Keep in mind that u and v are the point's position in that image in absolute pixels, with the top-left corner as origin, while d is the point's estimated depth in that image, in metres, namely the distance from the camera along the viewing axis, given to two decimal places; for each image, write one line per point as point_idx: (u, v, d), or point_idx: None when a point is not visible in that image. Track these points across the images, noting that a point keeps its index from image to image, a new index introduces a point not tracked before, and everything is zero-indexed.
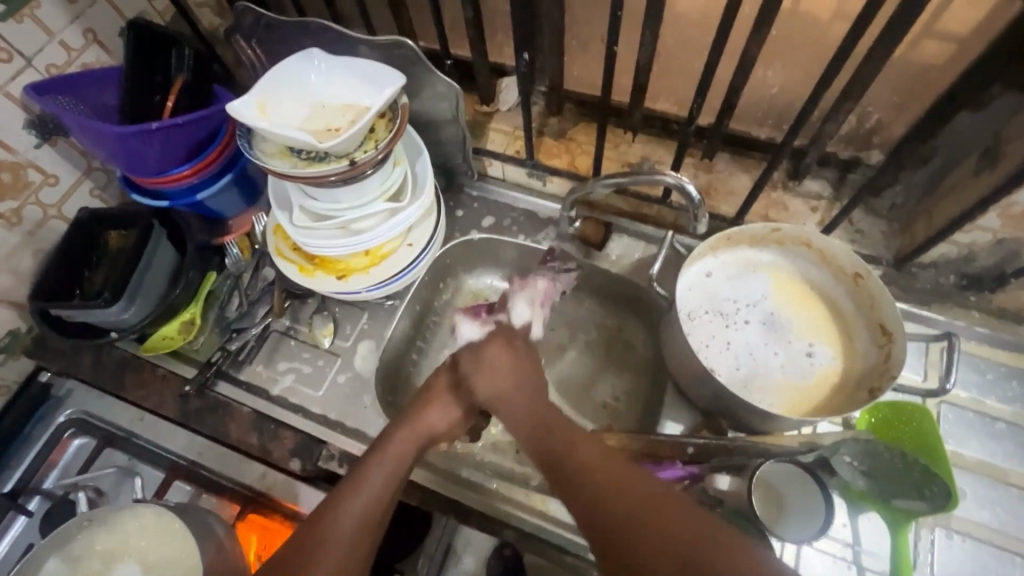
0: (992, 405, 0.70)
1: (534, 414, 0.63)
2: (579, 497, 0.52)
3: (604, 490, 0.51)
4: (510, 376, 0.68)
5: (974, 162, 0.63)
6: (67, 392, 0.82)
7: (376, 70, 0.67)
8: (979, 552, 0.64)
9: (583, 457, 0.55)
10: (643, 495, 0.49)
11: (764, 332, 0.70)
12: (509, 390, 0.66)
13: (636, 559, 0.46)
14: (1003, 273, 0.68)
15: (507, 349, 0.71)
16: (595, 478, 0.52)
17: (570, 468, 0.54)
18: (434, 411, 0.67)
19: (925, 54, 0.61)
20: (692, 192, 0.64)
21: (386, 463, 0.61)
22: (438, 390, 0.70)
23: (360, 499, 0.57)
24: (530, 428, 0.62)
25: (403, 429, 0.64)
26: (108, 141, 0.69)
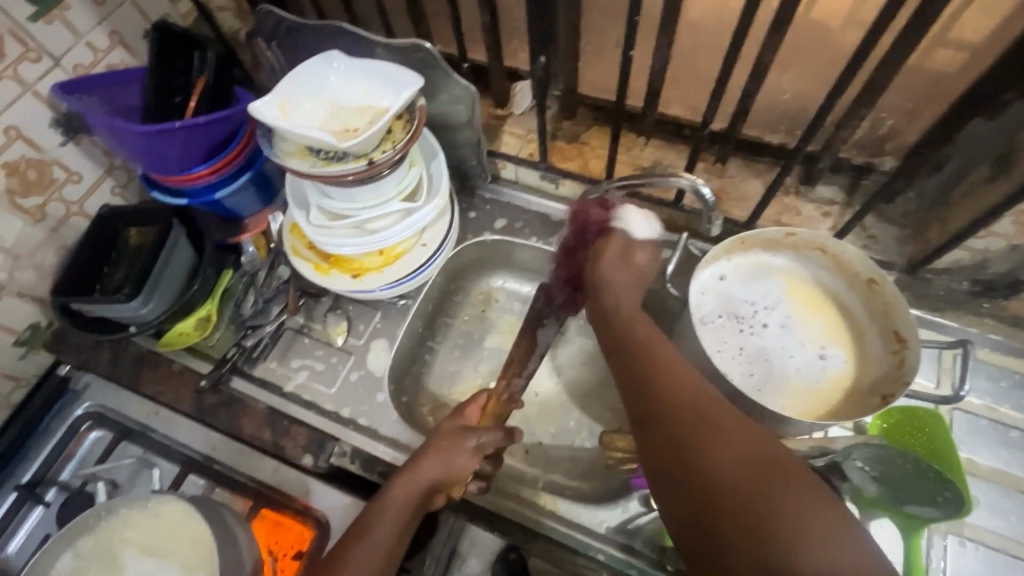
0: (1006, 413, 0.70)
1: (624, 338, 0.63)
2: (670, 431, 0.52)
3: (697, 425, 0.50)
4: (628, 287, 0.67)
5: (987, 169, 0.63)
6: (84, 386, 0.83)
7: (394, 73, 0.69)
8: (991, 561, 0.64)
9: (684, 394, 0.53)
10: (744, 444, 0.48)
11: (777, 335, 0.70)
12: (623, 300, 0.66)
13: (706, 494, 0.47)
14: (1015, 280, 0.67)
15: (645, 251, 0.70)
16: (691, 416, 0.51)
17: (667, 404, 0.53)
18: (433, 457, 0.64)
19: (938, 63, 0.62)
20: (707, 195, 0.65)
21: (384, 517, 0.61)
22: (438, 437, 0.66)
23: (360, 560, 0.58)
24: (631, 349, 0.61)
25: (399, 485, 0.62)
26: (132, 139, 0.71)
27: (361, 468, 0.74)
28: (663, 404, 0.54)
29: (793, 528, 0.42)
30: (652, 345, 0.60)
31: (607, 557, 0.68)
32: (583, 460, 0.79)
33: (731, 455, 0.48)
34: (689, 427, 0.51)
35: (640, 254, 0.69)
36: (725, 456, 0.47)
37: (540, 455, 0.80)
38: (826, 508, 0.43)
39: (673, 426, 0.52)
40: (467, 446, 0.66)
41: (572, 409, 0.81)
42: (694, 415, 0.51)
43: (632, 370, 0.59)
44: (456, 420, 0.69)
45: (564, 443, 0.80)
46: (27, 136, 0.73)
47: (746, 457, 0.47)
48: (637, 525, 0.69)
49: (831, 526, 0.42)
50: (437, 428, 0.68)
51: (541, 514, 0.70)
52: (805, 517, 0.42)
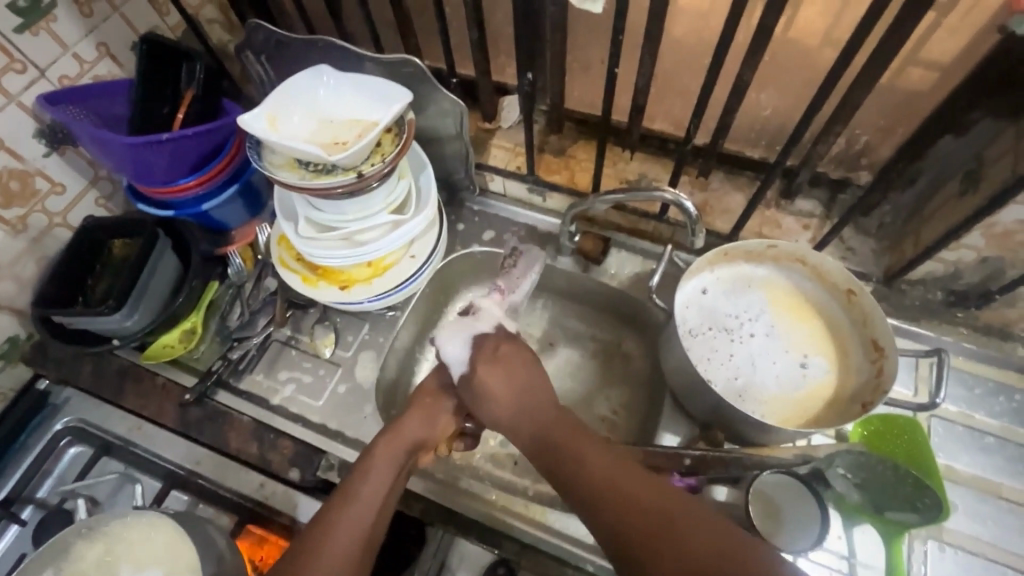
0: (981, 420, 0.71)
1: (540, 441, 0.61)
2: (626, 550, 0.51)
3: (662, 545, 0.49)
4: (523, 402, 0.64)
5: (958, 183, 0.65)
6: (65, 400, 0.81)
7: (384, 87, 0.70)
8: (970, 565, 0.65)
9: (638, 508, 0.52)
10: (697, 531, 0.49)
11: (759, 346, 0.71)
12: (535, 408, 0.64)
13: None
14: (987, 290, 0.69)
15: (509, 367, 0.66)
16: (649, 524, 0.51)
17: (620, 519, 0.52)
18: (415, 417, 0.67)
19: (910, 82, 0.64)
20: (690, 209, 0.66)
21: (373, 473, 0.61)
22: (420, 398, 0.70)
23: (353, 515, 0.58)
24: (560, 474, 0.58)
25: (383, 441, 0.64)
26: (118, 151, 0.71)
27: None
28: (623, 525, 0.52)
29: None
30: (584, 449, 0.58)
31: (596, 568, 0.68)
32: None
33: (698, 548, 0.48)
34: (653, 536, 0.50)
35: (500, 373, 0.66)
36: (703, 569, 0.47)
37: (528, 465, 0.80)
38: None
39: (637, 547, 0.50)
40: (448, 406, 0.70)
41: None
42: (657, 530, 0.50)
43: (573, 488, 0.56)
44: (436, 380, 0.72)
45: None
46: (10, 147, 0.72)
47: (719, 558, 0.47)
48: None
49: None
50: (418, 390, 0.72)
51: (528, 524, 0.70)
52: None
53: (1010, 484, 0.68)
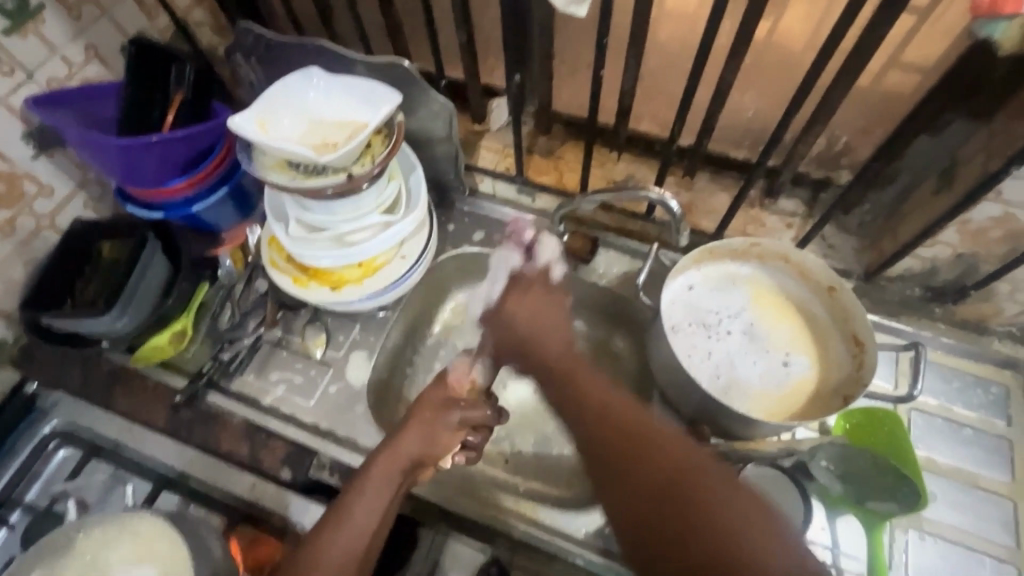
0: (959, 412, 0.73)
1: (543, 368, 0.65)
2: (599, 461, 0.54)
3: (633, 458, 0.52)
4: (539, 331, 0.67)
5: (933, 182, 0.67)
6: (53, 404, 0.80)
7: (372, 88, 0.70)
8: (950, 553, 0.67)
9: (618, 425, 0.55)
10: (667, 454, 0.51)
11: (741, 343, 0.73)
12: (546, 337, 0.66)
13: (633, 499, 0.50)
14: (963, 285, 0.71)
15: (541, 299, 0.69)
16: (623, 441, 0.54)
17: (599, 434, 0.55)
18: (414, 433, 0.66)
19: (887, 84, 0.66)
20: (676, 208, 0.68)
21: (367, 494, 0.61)
22: (420, 412, 0.68)
23: (345, 537, 0.58)
24: (557, 392, 0.61)
25: (380, 458, 0.63)
26: (108, 152, 0.71)
27: (340, 480, 0.74)
28: (602, 438, 0.55)
29: (728, 545, 0.45)
30: (580, 377, 0.61)
31: (585, 562, 0.69)
32: (562, 467, 0.80)
33: (664, 468, 0.50)
34: (624, 450, 0.53)
35: (533, 302, 0.69)
36: (663, 481, 0.50)
37: (519, 463, 0.81)
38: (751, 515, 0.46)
39: (611, 463, 0.53)
40: (449, 421, 0.68)
41: (551, 417, 0.83)
42: (631, 447, 0.53)
43: (564, 406, 0.60)
44: (438, 394, 0.70)
45: (543, 453, 0.81)
46: None
47: (681, 477, 0.49)
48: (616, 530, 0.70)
49: (760, 529, 0.45)
50: (417, 402, 0.69)
51: (519, 520, 0.71)
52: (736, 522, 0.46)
53: (987, 474, 0.70)
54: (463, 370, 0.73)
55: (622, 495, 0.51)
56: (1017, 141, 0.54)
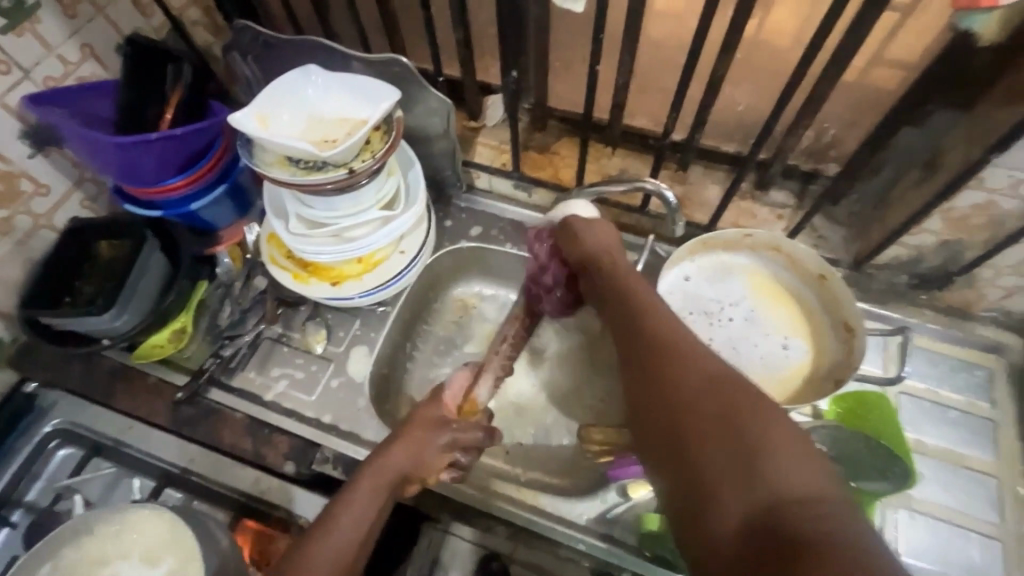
0: (945, 395, 0.76)
1: (603, 282, 0.64)
2: (644, 361, 0.53)
3: (674, 361, 0.51)
4: (606, 253, 0.67)
5: (918, 172, 0.69)
6: (52, 403, 0.80)
7: (371, 85, 0.71)
8: (938, 530, 0.69)
9: (665, 335, 0.54)
10: (718, 366, 0.49)
11: (739, 329, 0.75)
12: (609, 257, 0.66)
13: (673, 394, 0.48)
14: (948, 272, 0.74)
15: (609, 228, 0.70)
16: (675, 347, 0.52)
17: (653, 339, 0.54)
18: (402, 448, 0.64)
19: (871, 79, 0.68)
20: (671, 199, 0.69)
21: (354, 507, 0.59)
22: (412, 428, 0.66)
23: (330, 550, 0.55)
24: (615, 303, 0.61)
25: (369, 471, 0.62)
26: (107, 150, 0.72)
27: (344, 473, 0.74)
28: (654, 342, 0.53)
29: (755, 436, 0.43)
30: (641, 295, 0.60)
31: (588, 547, 0.69)
32: (561, 456, 0.81)
33: (715, 375, 0.48)
34: (675, 354, 0.51)
35: (603, 228, 0.69)
36: (711, 383, 0.47)
37: (519, 454, 0.82)
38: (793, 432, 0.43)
39: (648, 367, 0.52)
40: (439, 441, 0.66)
41: (550, 408, 0.84)
42: (676, 354, 0.51)
43: (620, 315, 0.59)
44: (434, 411, 0.68)
45: (542, 443, 0.82)
46: None
47: (730, 385, 0.47)
48: (618, 514, 0.72)
49: (794, 436, 0.43)
50: (410, 416, 0.68)
51: (522, 508, 0.72)
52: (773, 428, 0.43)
53: (973, 454, 0.73)
54: (463, 389, 0.73)
55: (660, 390, 0.49)
56: (997, 131, 0.57)
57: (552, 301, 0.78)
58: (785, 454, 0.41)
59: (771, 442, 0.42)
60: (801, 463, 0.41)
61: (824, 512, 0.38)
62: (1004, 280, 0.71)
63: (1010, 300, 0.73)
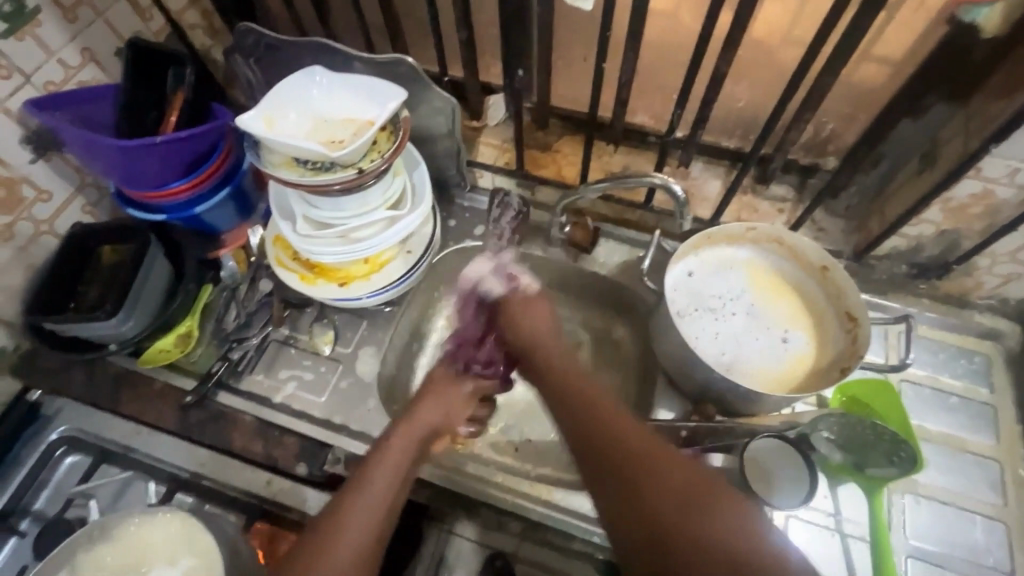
0: (946, 382, 0.77)
1: (546, 377, 0.63)
2: (607, 473, 0.52)
3: (644, 470, 0.51)
4: (540, 342, 0.67)
5: (916, 163, 0.71)
6: (57, 410, 0.80)
7: (377, 85, 0.71)
8: (944, 513, 0.70)
9: (624, 443, 0.53)
10: (677, 469, 0.50)
11: (744, 323, 0.76)
12: (543, 347, 0.66)
13: (647, 514, 0.49)
14: (946, 261, 0.75)
15: (539, 310, 0.70)
16: (632, 452, 0.52)
17: (606, 443, 0.53)
18: (431, 404, 0.67)
19: (865, 77, 0.71)
20: (678, 192, 0.70)
21: (387, 461, 0.60)
22: (435, 384, 0.70)
23: (367, 503, 0.56)
24: (559, 400, 0.60)
25: (399, 428, 0.63)
26: (111, 156, 0.71)
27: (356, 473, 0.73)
28: (611, 448, 0.53)
29: (735, 552, 0.45)
30: (585, 387, 0.59)
31: (602, 539, 0.71)
32: (570, 452, 0.82)
33: (684, 485, 0.49)
34: (634, 462, 0.51)
35: (532, 316, 0.69)
36: (679, 493, 0.48)
37: (529, 451, 0.82)
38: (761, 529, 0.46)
39: (616, 464, 0.52)
40: (463, 391, 0.70)
41: None
42: (639, 447, 0.52)
43: (568, 414, 0.58)
44: (450, 367, 0.72)
45: (551, 440, 0.83)
46: None
47: (699, 493, 0.48)
48: None
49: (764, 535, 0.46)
50: (428, 376, 0.71)
51: (534, 503, 0.72)
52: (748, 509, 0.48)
53: (974, 438, 0.74)
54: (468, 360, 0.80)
55: (631, 508, 0.49)
56: (994, 121, 0.58)
57: (494, 374, 0.74)
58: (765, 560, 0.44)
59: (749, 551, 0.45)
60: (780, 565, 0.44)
61: None
62: (1001, 268, 0.73)
63: (1007, 287, 0.75)
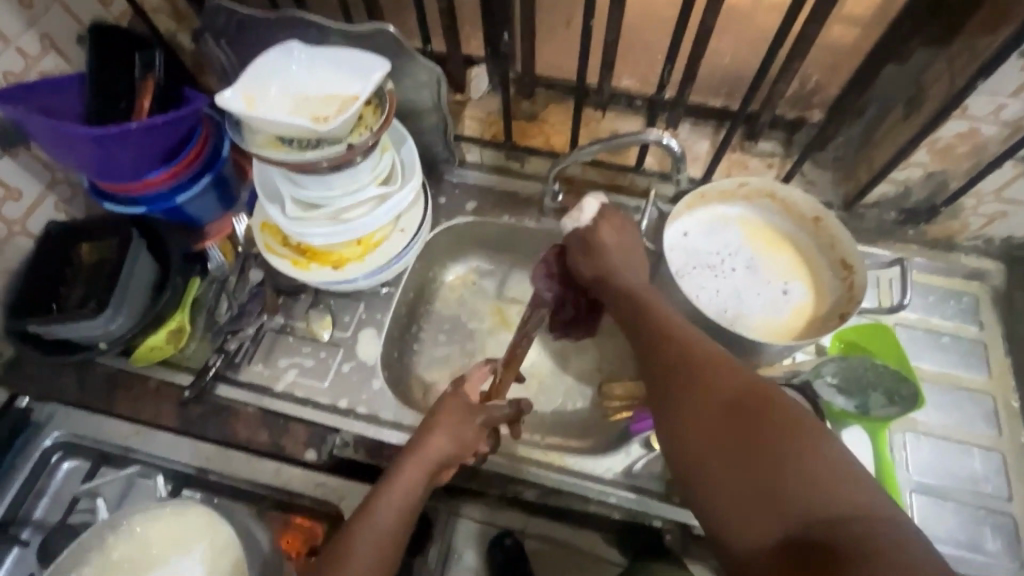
0: (937, 323, 0.79)
1: (623, 298, 0.65)
2: (667, 386, 0.56)
3: (699, 385, 0.53)
4: (619, 265, 0.67)
5: (902, 108, 0.72)
6: (48, 416, 0.77)
7: (358, 57, 0.69)
8: (943, 447, 0.73)
9: (690, 356, 0.56)
10: (738, 383, 0.52)
11: (742, 278, 0.76)
12: (620, 274, 0.66)
13: (699, 426, 0.52)
14: (934, 204, 0.77)
15: (619, 238, 0.68)
16: (694, 366, 0.55)
17: (668, 359, 0.57)
18: (440, 436, 0.64)
19: (831, 36, 0.79)
20: (674, 147, 0.70)
21: (393, 497, 0.60)
22: (443, 417, 0.66)
23: (371, 542, 0.57)
24: (632, 318, 0.63)
25: (409, 462, 0.62)
26: (84, 146, 0.68)
27: (367, 455, 0.74)
28: (673, 361, 0.56)
29: (788, 467, 0.46)
30: (654, 304, 0.62)
31: (619, 500, 0.71)
32: (578, 420, 0.82)
33: (741, 398, 0.51)
34: (693, 375, 0.54)
35: (617, 244, 0.68)
36: (736, 406, 0.51)
37: (537, 421, 0.82)
38: (823, 448, 0.47)
39: (680, 395, 0.54)
40: (476, 422, 0.67)
41: (561, 374, 0.85)
42: (688, 386, 0.54)
43: (639, 331, 0.62)
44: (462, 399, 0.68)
45: (558, 409, 0.83)
46: None
47: (757, 404, 0.50)
48: (640, 468, 0.72)
49: (824, 455, 0.46)
50: (441, 400, 0.68)
51: (549, 470, 0.73)
52: (801, 456, 0.46)
53: (967, 373, 0.77)
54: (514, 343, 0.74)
55: (687, 421, 0.53)
56: (981, 56, 0.59)
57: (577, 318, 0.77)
58: (820, 475, 0.45)
59: (804, 467, 0.46)
60: (838, 484, 0.45)
61: (867, 533, 0.42)
62: (986, 207, 0.75)
63: (992, 226, 0.77)
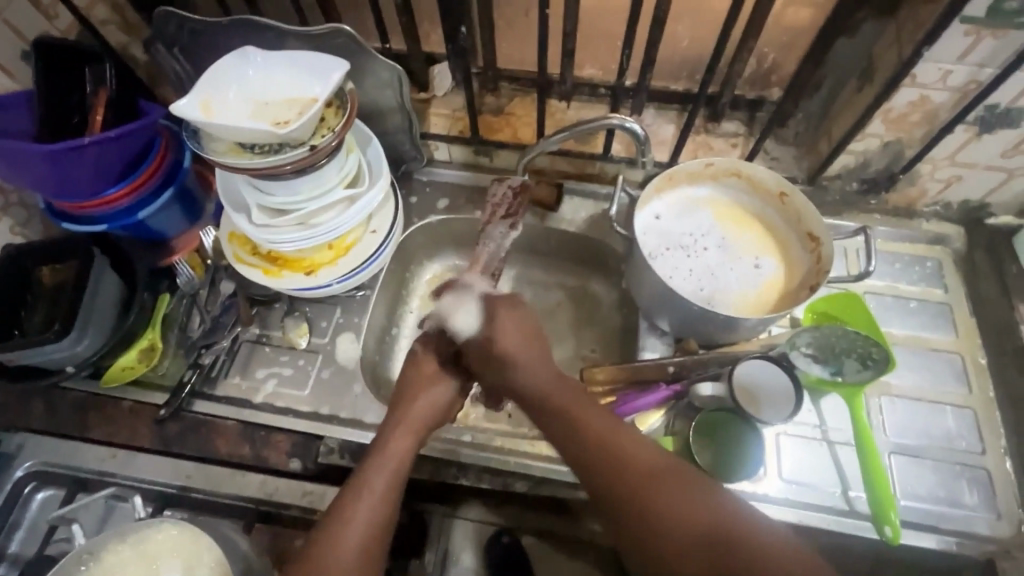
0: (905, 288, 0.82)
1: (543, 408, 0.65)
2: (625, 510, 0.57)
3: (655, 513, 0.55)
4: (527, 362, 0.67)
5: (856, 81, 0.74)
6: (18, 446, 0.74)
7: (315, 58, 0.68)
8: (917, 408, 0.75)
9: (638, 477, 0.57)
10: (689, 504, 0.55)
11: (714, 257, 0.78)
12: (533, 372, 0.66)
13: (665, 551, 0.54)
14: (893, 172, 0.79)
15: (516, 327, 0.69)
16: (646, 487, 0.56)
17: (617, 483, 0.57)
18: (421, 400, 0.68)
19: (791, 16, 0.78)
20: (637, 129, 0.71)
21: (387, 467, 0.62)
22: (421, 384, 0.70)
23: (365, 511, 0.58)
24: (564, 431, 0.62)
25: (399, 429, 0.65)
26: (37, 165, 0.66)
27: (353, 460, 0.73)
28: (622, 485, 0.57)
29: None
30: (586, 414, 0.62)
31: None
32: None
33: (700, 525, 0.53)
34: (647, 498, 0.56)
35: (506, 333, 0.69)
36: (695, 532, 0.53)
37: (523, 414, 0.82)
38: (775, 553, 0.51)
39: (638, 521, 0.56)
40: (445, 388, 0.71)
41: None
42: (656, 525, 0.55)
43: (575, 448, 0.61)
44: (428, 364, 0.73)
45: None
46: None
47: (714, 529, 0.53)
48: None
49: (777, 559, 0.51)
50: (411, 363, 0.73)
51: (530, 459, 0.73)
52: None
53: (935, 335, 0.79)
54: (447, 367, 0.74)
55: (655, 549, 0.55)
56: (925, 25, 0.61)
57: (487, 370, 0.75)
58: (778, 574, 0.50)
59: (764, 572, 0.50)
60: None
61: None
62: (942, 172, 0.77)
63: (949, 191, 0.80)
